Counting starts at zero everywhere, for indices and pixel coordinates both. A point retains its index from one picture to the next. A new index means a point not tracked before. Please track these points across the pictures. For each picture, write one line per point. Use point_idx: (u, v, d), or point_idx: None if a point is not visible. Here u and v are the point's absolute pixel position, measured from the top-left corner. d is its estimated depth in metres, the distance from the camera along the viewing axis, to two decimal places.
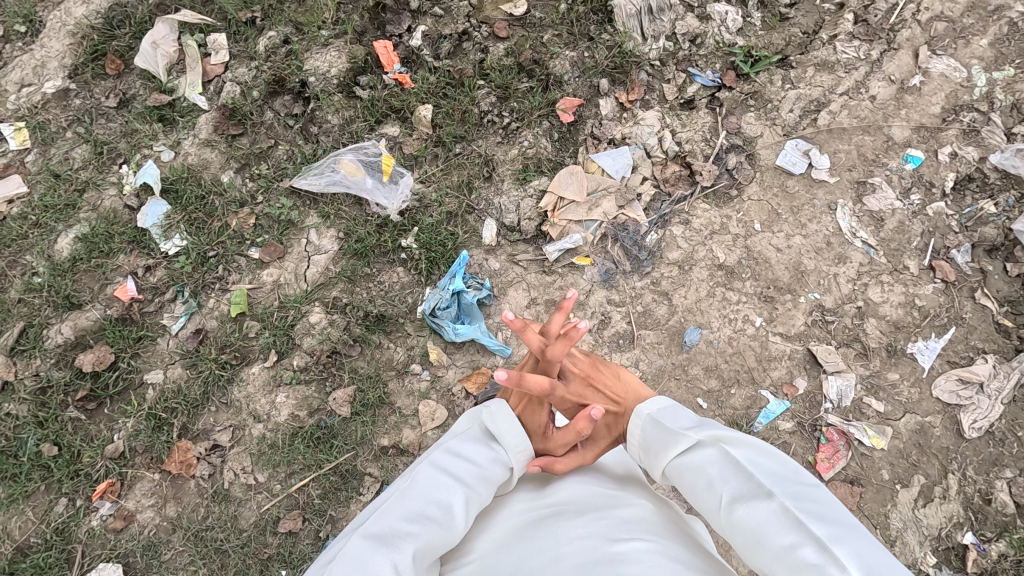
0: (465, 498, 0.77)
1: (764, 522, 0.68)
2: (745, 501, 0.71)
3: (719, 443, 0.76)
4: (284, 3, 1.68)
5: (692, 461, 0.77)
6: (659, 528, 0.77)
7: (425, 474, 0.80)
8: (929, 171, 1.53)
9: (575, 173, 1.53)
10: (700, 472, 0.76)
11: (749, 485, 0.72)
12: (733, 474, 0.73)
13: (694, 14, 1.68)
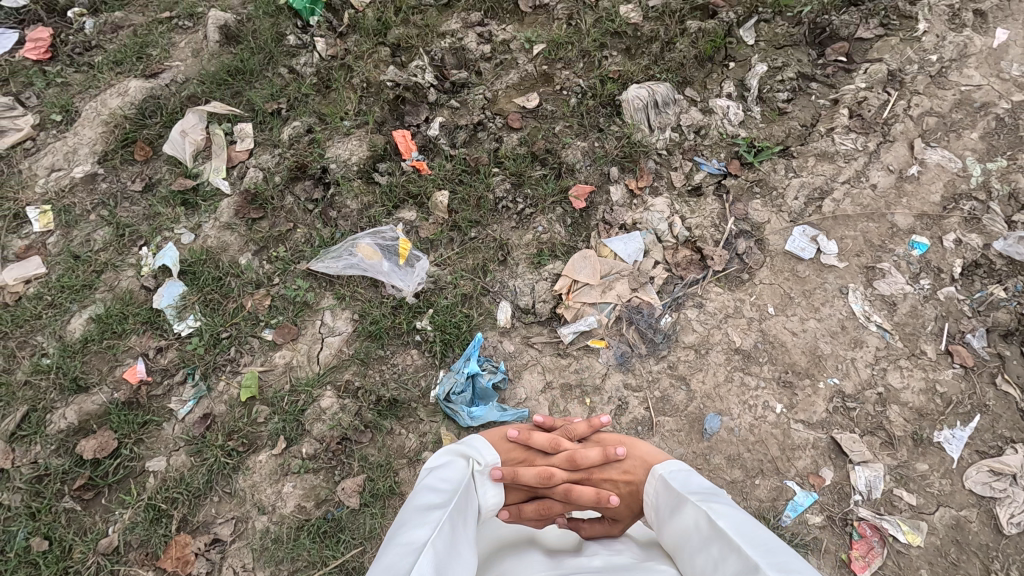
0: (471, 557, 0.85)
1: None
2: None
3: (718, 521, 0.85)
4: (309, 96, 1.80)
5: (695, 532, 0.86)
6: None
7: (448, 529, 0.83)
8: (936, 257, 1.56)
9: (588, 257, 1.56)
10: (702, 542, 0.84)
11: (744, 564, 0.78)
12: (732, 554, 0.80)
13: (697, 108, 1.80)
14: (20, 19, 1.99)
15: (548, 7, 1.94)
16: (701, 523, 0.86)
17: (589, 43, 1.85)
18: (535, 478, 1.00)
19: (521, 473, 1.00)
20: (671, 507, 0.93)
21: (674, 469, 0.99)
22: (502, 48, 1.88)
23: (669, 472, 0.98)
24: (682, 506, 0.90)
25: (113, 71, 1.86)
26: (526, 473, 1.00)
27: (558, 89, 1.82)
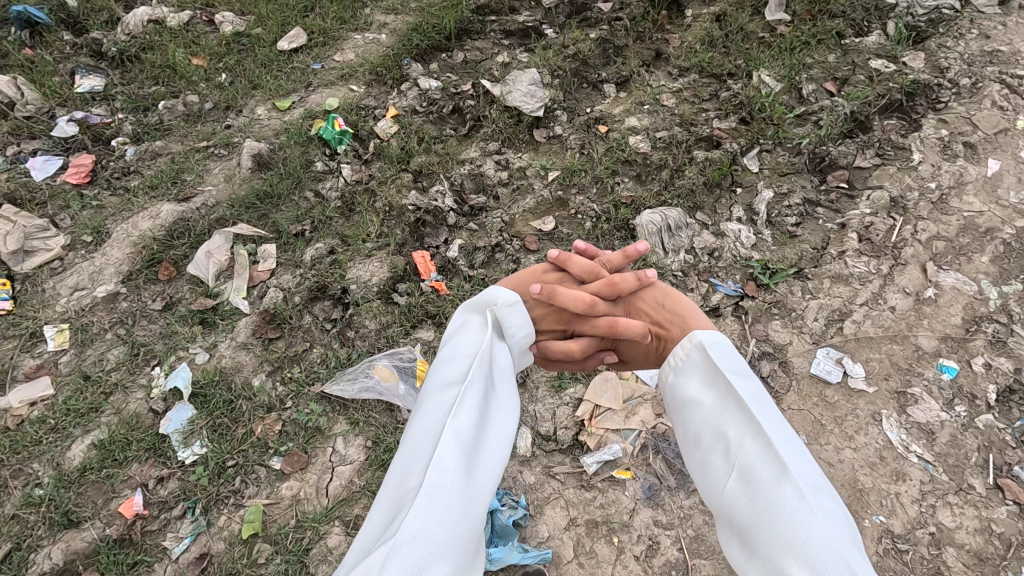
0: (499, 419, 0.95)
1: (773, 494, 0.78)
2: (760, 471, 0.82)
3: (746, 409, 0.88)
4: (333, 219, 1.86)
5: (717, 401, 0.94)
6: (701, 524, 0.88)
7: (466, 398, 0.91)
8: (967, 381, 1.51)
9: (609, 380, 1.55)
10: (723, 411, 0.92)
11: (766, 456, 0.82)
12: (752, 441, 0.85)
13: (709, 230, 1.85)
14: (66, 148, 2.15)
15: (562, 138, 2.09)
16: (726, 400, 0.93)
17: (602, 169, 1.96)
18: (577, 304, 1.18)
19: (565, 298, 1.18)
20: (699, 368, 1.01)
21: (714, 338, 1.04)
22: (519, 174, 1.98)
23: (706, 337, 1.04)
24: (713, 374, 0.97)
25: (147, 194, 1.96)
26: (570, 300, 1.18)
27: (573, 212, 1.89)
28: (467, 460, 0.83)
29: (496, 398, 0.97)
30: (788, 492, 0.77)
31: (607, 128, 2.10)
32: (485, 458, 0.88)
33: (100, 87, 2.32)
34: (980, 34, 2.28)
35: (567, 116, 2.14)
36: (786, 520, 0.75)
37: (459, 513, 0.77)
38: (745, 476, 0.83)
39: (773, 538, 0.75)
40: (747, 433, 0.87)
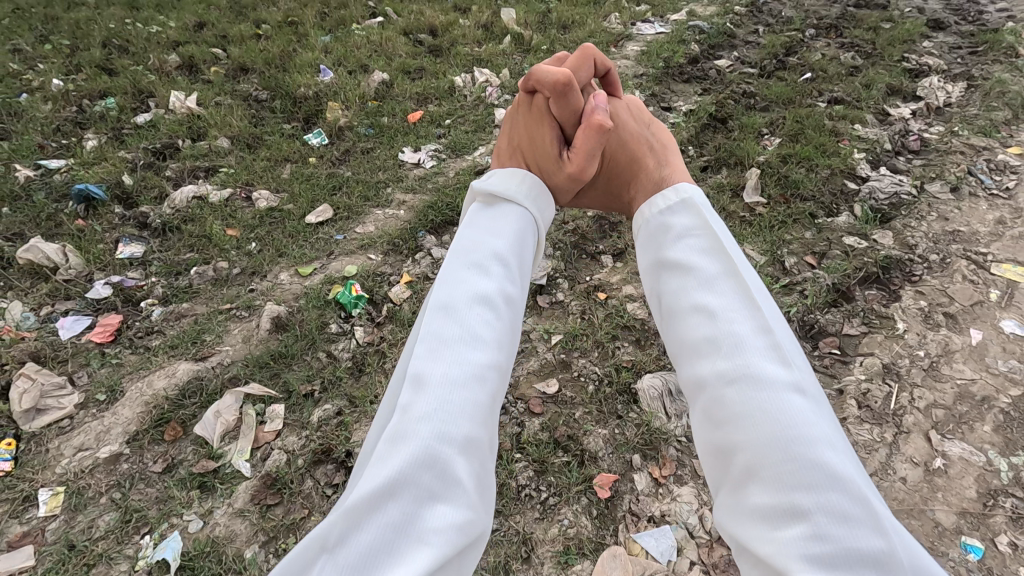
0: (488, 306, 1.12)
1: (774, 383, 0.96)
2: (763, 355, 1.01)
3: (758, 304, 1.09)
4: (342, 379, 1.92)
5: (720, 275, 1.15)
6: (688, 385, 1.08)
7: (438, 308, 1.10)
8: (995, 562, 1.48)
9: (618, 555, 1.50)
10: (714, 287, 1.13)
11: (775, 350, 1.01)
12: (760, 330, 1.05)
13: None
14: (97, 308, 2.30)
15: (563, 303, 2.22)
16: (729, 279, 1.14)
17: (602, 334, 2.07)
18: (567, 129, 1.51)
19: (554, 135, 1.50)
20: (689, 247, 1.22)
21: (695, 196, 1.34)
22: (523, 337, 2.10)
23: (699, 207, 1.30)
24: (717, 257, 1.18)
25: (166, 353, 2.06)
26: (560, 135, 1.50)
27: (575, 375, 1.96)
28: (441, 366, 1.00)
29: (486, 280, 1.17)
30: (789, 393, 0.95)
31: (605, 294, 2.24)
32: (466, 341, 1.05)
33: (139, 253, 2.54)
34: (939, 216, 2.54)
35: (568, 283, 2.29)
36: (768, 393, 0.95)
37: (435, 411, 0.93)
38: (736, 353, 1.01)
39: (753, 408, 0.94)
40: (747, 312, 1.08)
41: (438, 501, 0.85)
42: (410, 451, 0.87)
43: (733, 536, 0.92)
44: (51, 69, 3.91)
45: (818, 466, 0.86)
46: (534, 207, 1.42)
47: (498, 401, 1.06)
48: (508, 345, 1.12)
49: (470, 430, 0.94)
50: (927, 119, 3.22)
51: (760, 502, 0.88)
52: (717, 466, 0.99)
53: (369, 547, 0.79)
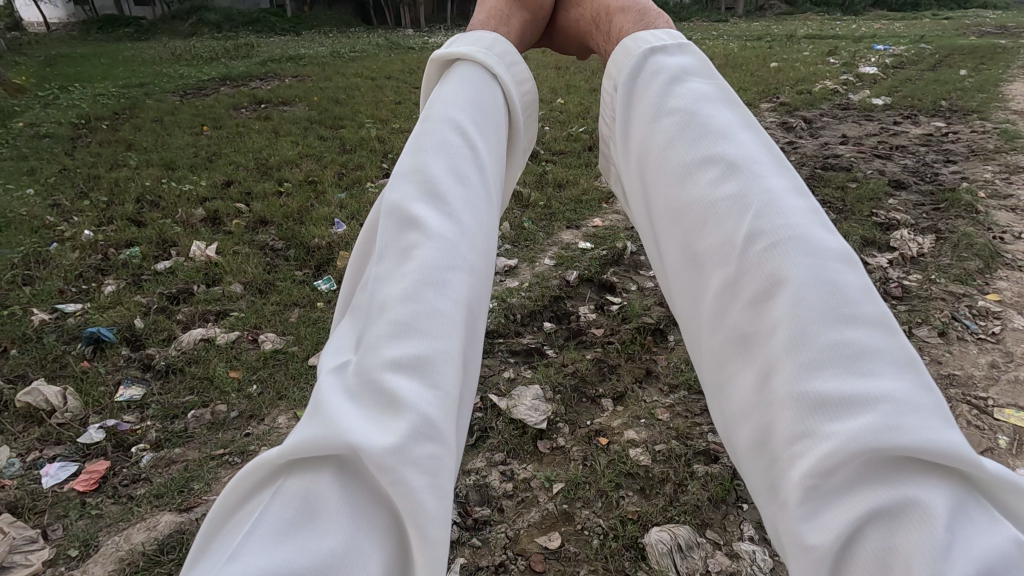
0: (455, 209, 1.13)
1: (811, 265, 1.03)
2: (792, 233, 1.07)
3: (785, 184, 1.18)
4: None
5: (744, 152, 1.24)
6: (709, 256, 1.13)
7: (417, 210, 1.11)
8: None
9: None
10: (740, 164, 1.21)
11: (808, 227, 1.09)
12: (791, 207, 1.13)
13: (722, 551, 1.81)
14: (85, 453, 2.25)
15: (565, 449, 2.18)
16: (756, 159, 1.23)
17: (605, 482, 2.02)
18: None
19: None
20: (695, 139, 1.29)
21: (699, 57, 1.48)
22: (524, 485, 2.03)
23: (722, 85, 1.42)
24: (740, 136, 1.28)
25: (150, 503, 1.98)
26: None
27: (578, 527, 1.89)
28: (437, 263, 1.04)
29: (456, 185, 1.17)
30: (827, 273, 1.02)
31: (607, 439, 2.21)
32: (460, 240, 1.09)
33: (138, 395, 2.53)
34: (933, 360, 2.58)
35: (569, 427, 2.27)
36: (812, 270, 1.02)
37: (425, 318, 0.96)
38: (770, 230, 1.08)
39: (801, 286, 1.00)
40: (779, 191, 1.16)
41: (396, 423, 0.84)
42: (381, 371, 0.89)
43: (754, 434, 0.98)
44: (85, 221, 4.22)
45: (865, 353, 0.93)
46: (491, 104, 1.41)
47: (472, 297, 1.06)
48: (480, 246, 1.13)
49: (435, 338, 0.95)
50: (904, 267, 3.41)
51: (817, 389, 0.91)
52: (736, 362, 1.04)
53: (327, 485, 0.81)
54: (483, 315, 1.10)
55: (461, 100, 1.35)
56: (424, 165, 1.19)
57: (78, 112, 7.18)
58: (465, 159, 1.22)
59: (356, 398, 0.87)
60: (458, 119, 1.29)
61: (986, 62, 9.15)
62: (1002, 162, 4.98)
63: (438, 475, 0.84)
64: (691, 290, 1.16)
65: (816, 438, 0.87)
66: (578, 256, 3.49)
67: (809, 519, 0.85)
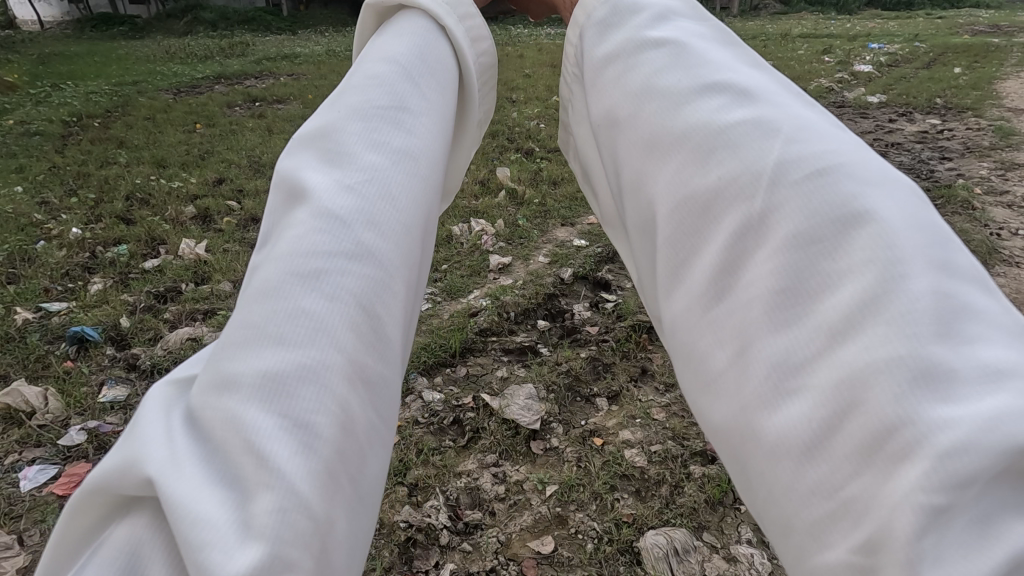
0: (360, 167, 0.85)
1: (877, 188, 0.72)
2: (829, 148, 0.77)
3: (802, 99, 0.89)
4: None
5: (729, 56, 0.93)
6: (698, 183, 0.80)
7: (306, 169, 0.85)
8: None
9: None
10: (735, 70, 0.90)
11: (840, 142, 0.80)
12: (818, 123, 0.83)
13: (720, 554, 1.77)
14: (66, 456, 2.19)
15: (558, 450, 2.13)
16: (746, 68, 0.93)
17: (600, 484, 1.97)
18: None
19: None
20: (680, 31, 0.97)
21: None
22: (516, 487, 1.98)
23: None
24: (722, 41, 0.98)
25: None
26: None
27: (573, 531, 1.84)
28: (313, 243, 0.76)
29: (360, 138, 0.89)
30: (888, 196, 0.71)
31: (602, 440, 2.16)
32: (347, 207, 0.80)
33: (122, 396, 2.47)
34: None
35: (562, 428, 2.22)
36: (866, 193, 0.72)
37: (302, 320, 0.71)
38: (803, 150, 0.77)
39: (867, 215, 0.69)
40: (793, 103, 0.86)
41: (238, 472, 0.62)
42: (228, 398, 0.66)
43: (781, 422, 0.67)
44: (73, 219, 4.14)
45: (960, 309, 0.64)
46: (441, 59, 1.08)
47: (382, 293, 0.77)
48: (404, 226, 0.84)
49: (302, 349, 0.69)
50: None
51: (914, 366, 0.60)
52: (753, 308, 0.71)
53: (139, 531, 0.61)
54: (404, 314, 0.82)
55: (403, 50, 1.03)
56: (332, 116, 0.92)
57: (70, 109, 7.09)
58: (396, 112, 0.94)
59: (194, 425, 0.66)
60: (370, 72, 0.99)
61: (979, 60, 9.17)
62: (998, 159, 4.96)
63: (288, 543, 0.58)
64: (678, 238, 0.81)
65: (926, 429, 0.57)
66: (573, 253, 3.43)
67: (924, 564, 0.54)
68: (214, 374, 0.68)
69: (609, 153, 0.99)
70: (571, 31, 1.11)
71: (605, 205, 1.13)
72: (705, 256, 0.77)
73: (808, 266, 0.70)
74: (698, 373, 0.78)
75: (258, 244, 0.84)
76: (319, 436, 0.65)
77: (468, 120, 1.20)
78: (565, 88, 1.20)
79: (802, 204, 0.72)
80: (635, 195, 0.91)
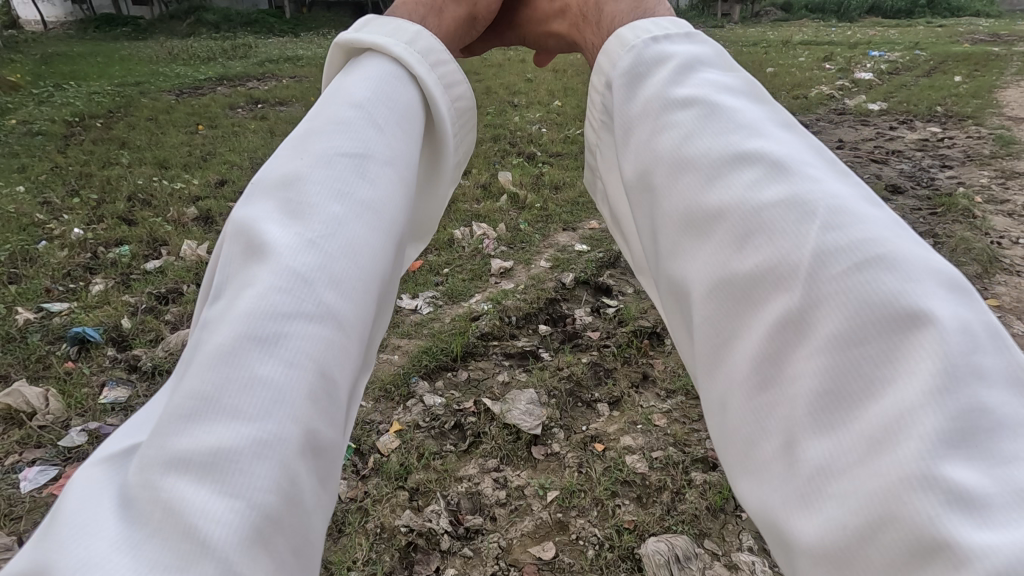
0: (319, 226, 0.87)
1: (922, 274, 0.72)
2: (870, 230, 0.77)
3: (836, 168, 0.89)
4: None
5: (760, 122, 0.94)
6: (737, 268, 0.81)
7: (265, 225, 0.86)
8: None
9: None
10: (768, 137, 0.90)
11: (881, 220, 0.80)
12: (855, 197, 0.84)
13: (720, 561, 1.77)
14: (67, 457, 2.19)
15: (559, 455, 2.13)
16: (779, 131, 0.93)
17: (601, 490, 1.97)
18: None
19: None
20: (712, 88, 0.98)
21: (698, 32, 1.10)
22: (517, 493, 1.98)
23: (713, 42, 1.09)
24: (754, 101, 0.98)
25: None
26: None
27: (573, 537, 1.84)
28: (271, 306, 0.77)
29: (323, 194, 0.90)
30: (929, 283, 0.72)
31: (603, 445, 2.16)
32: (304, 269, 0.81)
33: (123, 397, 2.47)
34: None
35: (564, 434, 2.21)
36: (908, 281, 0.71)
37: (256, 388, 0.72)
38: (843, 234, 0.77)
39: (912, 309, 0.69)
40: (828, 176, 0.87)
41: (173, 555, 0.61)
42: (170, 477, 0.66)
43: (817, 521, 0.67)
44: (75, 219, 4.15)
45: (1001, 412, 0.64)
46: (409, 104, 1.10)
47: (337, 356, 0.79)
48: (363, 286, 0.86)
49: (253, 420, 0.70)
50: None
51: (957, 480, 0.60)
52: (793, 399, 0.72)
53: None
54: (354, 375, 0.84)
55: (368, 95, 1.05)
56: (296, 171, 0.93)
57: (73, 109, 7.10)
58: (359, 165, 0.96)
59: (127, 507, 0.66)
60: (333, 121, 1.01)
61: (980, 69, 9.20)
62: (998, 167, 4.96)
63: None
64: (718, 320, 0.81)
65: (964, 550, 0.57)
66: (574, 258, 3.44)
67: None
68: (156, 447, 0.69)
69: (643, 219, 1.00)
70: (601, 81, 1.12)
71: (634, 255, 1.15)
72: (747, 340, 0.78)
73: (846, 362, 0.70)
74: (740, 457, 0.79)
75: (212, 298, 0.85)
76: (262, 513, 0.67)
77: (441, 166, 1.22)
78: (593, 134, 1.22)
79: (841, 292, 0.73)
80: (670, 260, 0.91)
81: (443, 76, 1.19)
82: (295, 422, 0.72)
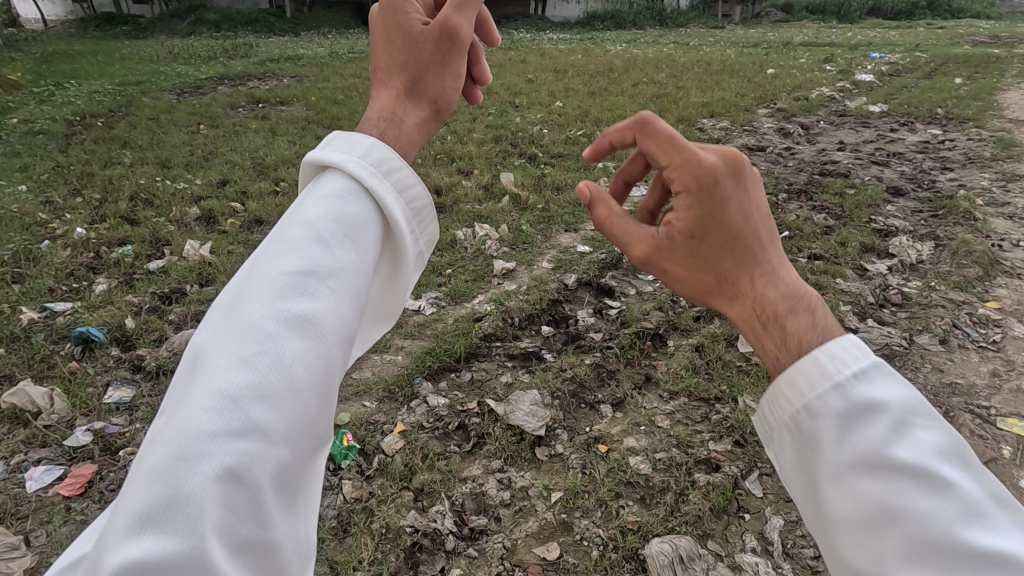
0: (248, 346, 0.83)
1: None
2: None
3: None
4: (325, 541, 1.82)
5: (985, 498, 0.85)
6: None
7: (206, 350, 0.85)
8: None
9: None
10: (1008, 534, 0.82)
11: None
12: None
13: (724, 562, 1.78)
14: (72, 456, 2.19)
15: (562, 456, 2.14)
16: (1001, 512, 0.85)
17: (605, 491, 1.98)
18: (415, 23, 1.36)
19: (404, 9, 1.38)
20: (934, 460, 0.85)
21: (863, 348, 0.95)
22: (521, 493, 1.99)
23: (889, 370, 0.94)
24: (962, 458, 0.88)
25: None
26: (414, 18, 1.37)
27: (578, 538, 1.85)
28: (189, 435, 0.75)
29: (256, 312, 0.86)
30: None
31: (607, 447, 2.17)
32: (225, 393, 0.78)
33: (127, 397, 2.48)
34: (934, 367, 2.51)
35: (567, 434, 2.22)
36: None
37: (170, 511, 0.71)
38: None
39: None
40: None
41: None
42: None
43: None
44: (77, 219, 4.16)
45: None
46: (361, 217, 1.01)
47: (257, 466, 0.77)
48: (293, 398, 0.82)
49: (167, 537, 0.70)
50: (904, 274, 3.36)
51: None
52: None
53: None
54: (282, 484, 0.80)
55: (321, 210, 0.99)
56: (241, 292, 0.91)
57: (74, 109, 7.10)
58: (305, 274, 0.91)
59: None
60: (284, 233, 0.97)
61: (980, 71, 9.21)
62: (999, 170, 4.97)
63: None
64: None
65: None
66: (577, 260, 3.44)
67: None
68: (93, 560, 0.71)
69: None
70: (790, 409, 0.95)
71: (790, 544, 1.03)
72: None
73: None
74: None
75: (157, 416, 0.83)
76: None
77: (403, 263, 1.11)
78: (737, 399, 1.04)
79: None
80: None
81: (396, 181, 1.09)
82: (215, 560, 0.70)
